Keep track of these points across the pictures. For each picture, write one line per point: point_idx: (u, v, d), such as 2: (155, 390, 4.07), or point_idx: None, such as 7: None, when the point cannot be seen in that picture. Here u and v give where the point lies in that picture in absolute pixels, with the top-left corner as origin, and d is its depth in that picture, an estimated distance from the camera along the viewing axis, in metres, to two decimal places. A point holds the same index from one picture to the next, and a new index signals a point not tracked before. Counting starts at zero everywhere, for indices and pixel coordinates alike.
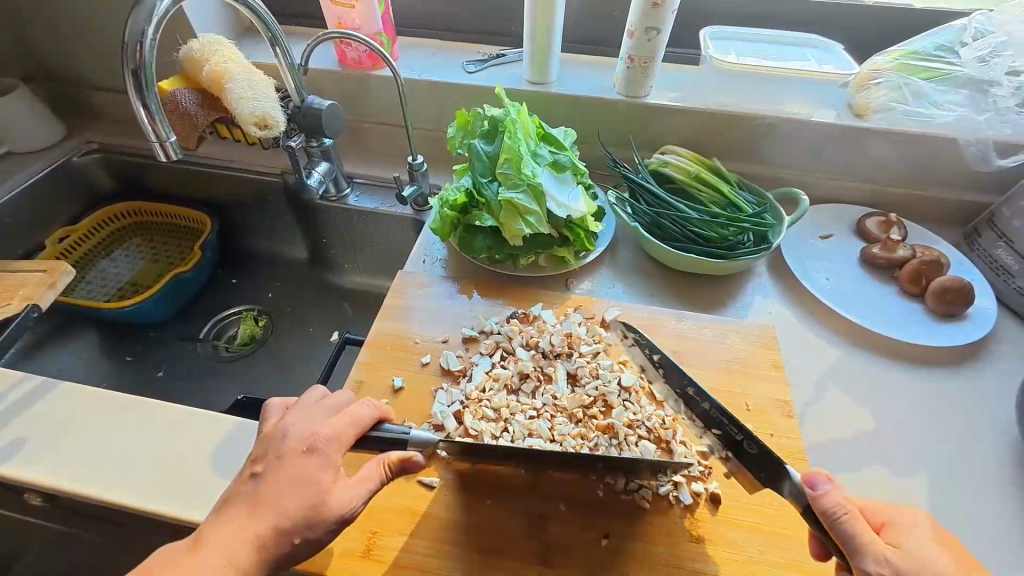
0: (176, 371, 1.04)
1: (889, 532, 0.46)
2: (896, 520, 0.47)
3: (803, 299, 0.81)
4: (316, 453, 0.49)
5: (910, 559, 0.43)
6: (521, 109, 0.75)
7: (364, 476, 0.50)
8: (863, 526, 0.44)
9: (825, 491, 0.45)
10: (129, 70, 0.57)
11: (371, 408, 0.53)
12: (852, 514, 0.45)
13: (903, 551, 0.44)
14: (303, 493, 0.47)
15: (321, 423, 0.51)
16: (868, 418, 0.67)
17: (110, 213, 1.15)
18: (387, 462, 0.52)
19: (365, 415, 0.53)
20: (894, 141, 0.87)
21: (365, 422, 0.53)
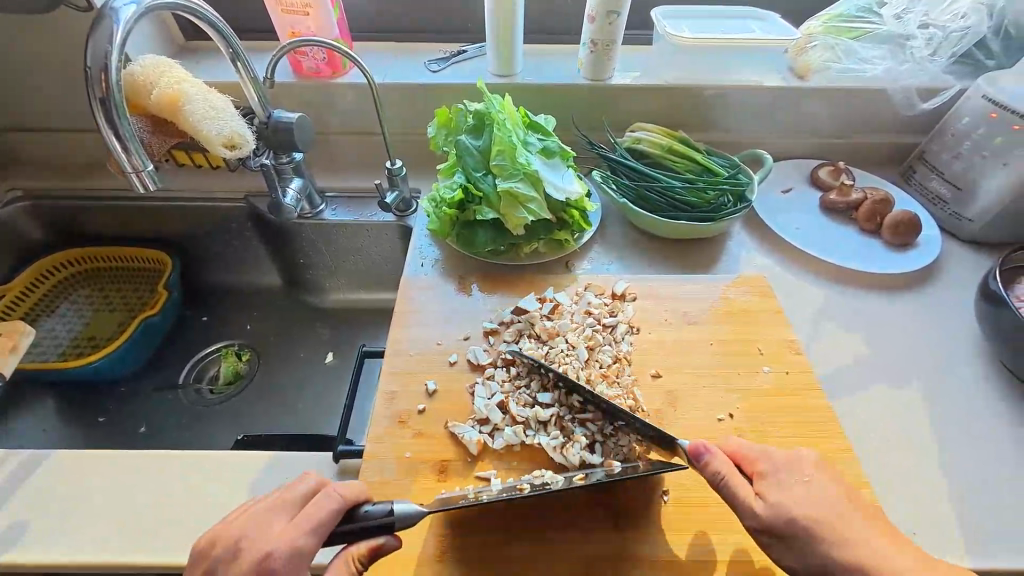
0: (159, 424, 0.96)
1: (762, 483, 0.51)
2: (765, 470, 0.51)
3: (781, 248, 0.88)
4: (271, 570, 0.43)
5: (778, 511, 0.48)
6: (503, 101, 0.76)
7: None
8: (735, 483, 0.50)
9: (706, 459, 0.51)
10: (96, 99, 0.53)
11: (333, 498, 0.47)
12: (726, 474, 0.50)
13: (766, 499, 0.49)
14: None
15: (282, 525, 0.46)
16: (859, 344, 0.74)
17: (45, 266, 1.03)
18: (353, 553, 0.47)
19: (327, 509, 0.46)
20: (835, 96, 0.96)
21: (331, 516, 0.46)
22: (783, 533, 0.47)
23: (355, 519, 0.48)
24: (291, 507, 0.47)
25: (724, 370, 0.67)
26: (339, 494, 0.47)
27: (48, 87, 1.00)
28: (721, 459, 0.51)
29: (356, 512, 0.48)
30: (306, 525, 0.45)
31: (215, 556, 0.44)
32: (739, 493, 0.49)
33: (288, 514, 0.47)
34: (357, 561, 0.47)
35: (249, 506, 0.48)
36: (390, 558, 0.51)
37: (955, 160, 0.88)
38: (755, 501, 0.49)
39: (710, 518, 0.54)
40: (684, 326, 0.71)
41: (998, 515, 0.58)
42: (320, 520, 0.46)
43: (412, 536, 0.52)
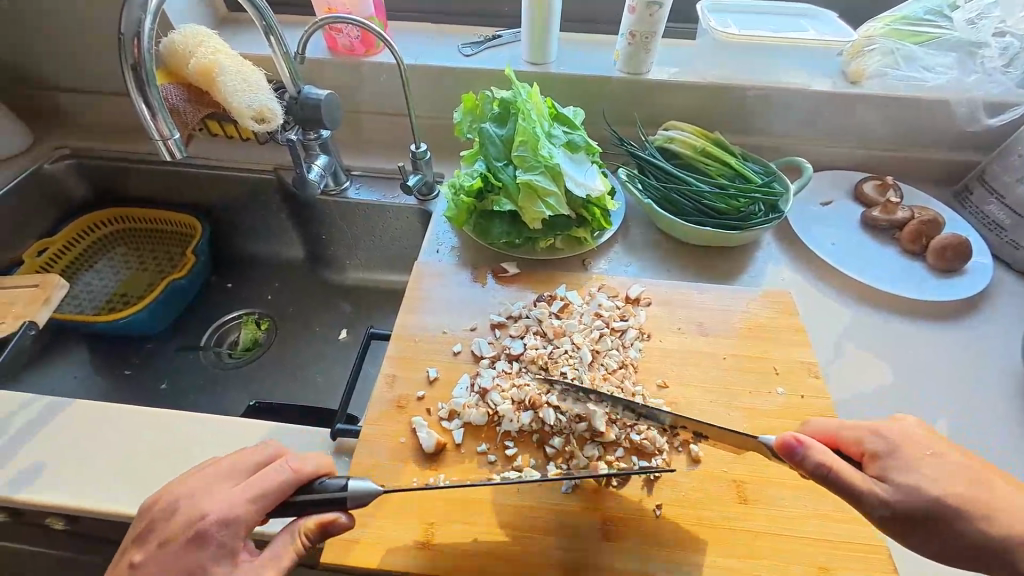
0: (181, 383, 1.00)
1: (876, 463, 0.47)
2: (876, 449, 0.48)
3: (813, 264, 0.83)
4: (205, 538, 0.44)
5: (906, 492, 0.44)
6: (531, 91, 0.74)
7: (273, 552, 0.44)
8: (841, 472, 0.45)
9: (802, 454, 0.45)
10: (128, 65, 0.54)
11: (284, 469, 0.47)
12: (832, 467, 0.45)
13: (891, 481, 0.45)
14: None
15: (218, 495, 0.46)
16: (885, 372, 0.70)
17: (87, 223, 1.09)
18: (304, 526, 0.46)
19: (277, 480, 0.46)
20: (890, 106, 0.90)
21: (274, 489, 0.46)
22: (917, 516, 0.44)
23: (309, 491, 0.47)
24: (240, 475, 0.47)
25: (734, 386, 0.64)
26: (291, 467, 0.47)
27: (98, 50, 1.04)
28: (822, 451, 0.46)
29: (310, 486, 0.47)
30: (246, 496, 0.45)
31: (156, 515, 0.46)
32: (851, 480, 0.45)
33: (232, 482, 0.47)
34: (305, 535, 0.46)
35: (198, 472, 0.48)
36: (373, 540, 0.51)
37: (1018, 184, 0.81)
38: (879, 486, 0.45)
39: (703, 538, 0.52)
40: (696, 338, 0.68)
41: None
42: (264, 491, 0.45)
43: (395, 522, 0.52)
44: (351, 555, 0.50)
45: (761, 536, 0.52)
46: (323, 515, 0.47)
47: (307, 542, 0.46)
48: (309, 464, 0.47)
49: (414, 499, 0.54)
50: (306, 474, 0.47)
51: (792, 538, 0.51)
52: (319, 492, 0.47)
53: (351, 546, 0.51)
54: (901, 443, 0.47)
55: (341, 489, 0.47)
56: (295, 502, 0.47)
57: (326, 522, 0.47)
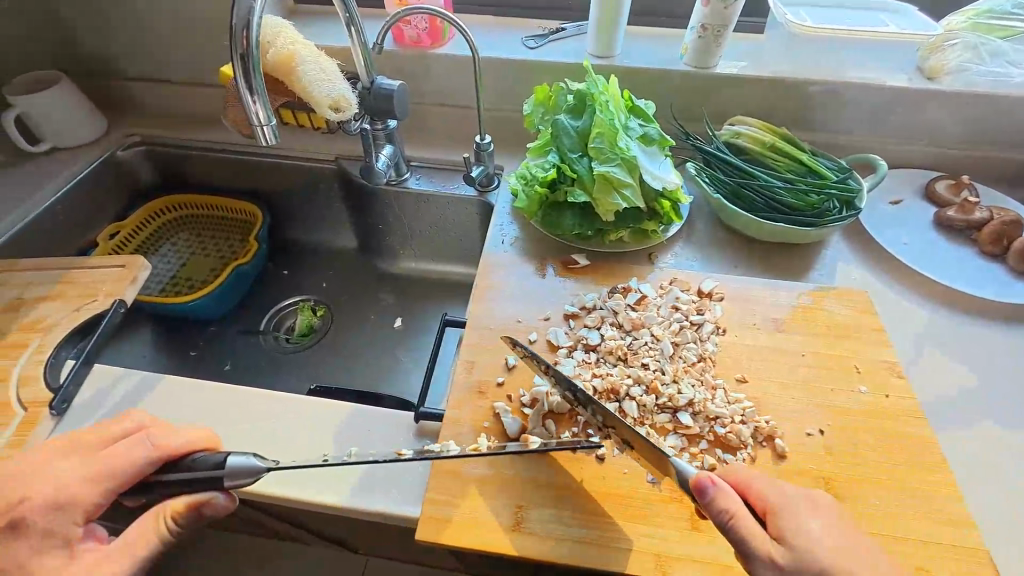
0: (243, 364, 1.03)
1: (774, 521, 0.46)
2: (776, 505, 0.47)
3: (885, 263, 0.82)
4: (39, 514, 0.46)
5: (798, 557, 0.43)
6: (607, 83, 0.74)
7: (132, 535, 0.47)
8: (746, 523, 0.44)
9: (711, 496, 0.45)
10: (236, 54, 0.56)
11: (141, 445, 0.49)
12: (735, 515, 0.44)
13: (786, 542, 0.44)
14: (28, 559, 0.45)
15: (67, 471, 0.48)
16: (967, 375, 0.68)
17: (153, 209, 1.13)
18: (170, 509, 0.48)
19: (134, 457, 0.49)
20: (970, 103, 0.87)
21: (133, 466, 0.48)
22: None
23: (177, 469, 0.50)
24: (99, 447, 0.50)
25: (815, 384, 0.63)
26: (155, 443, 0.49)
27: (170, 41, 1.07)
28: (731, 498, 0.45)
29: (179, 463, 0.50)
30: (90, 472, 0.47)
31: None
32: (753, 535, 0.44)
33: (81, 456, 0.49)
34: (172, 518, 0.48)
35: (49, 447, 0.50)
36: (465, 521, 0.52)
37: None
38: (773, 546, 0.44)
39: None
40: (772, 334, 0.68)
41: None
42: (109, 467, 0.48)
43: (485, 504, 0.53)
44: (445, 533, 0.51)
45: None
46: (195, 495, 0.49)
47: (173, 524, 0.48)
48: (176, 442, 0.50)
49: (502, 482, 0.55)
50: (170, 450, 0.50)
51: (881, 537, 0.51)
52: (190, 470, 0.49)
53: (444, 527, 0.52)
54: (797, 502, 0.47)
55: (213, 468, 0.49)
56: (165, 482, 0.49)
57: (198, 503, 0.49)
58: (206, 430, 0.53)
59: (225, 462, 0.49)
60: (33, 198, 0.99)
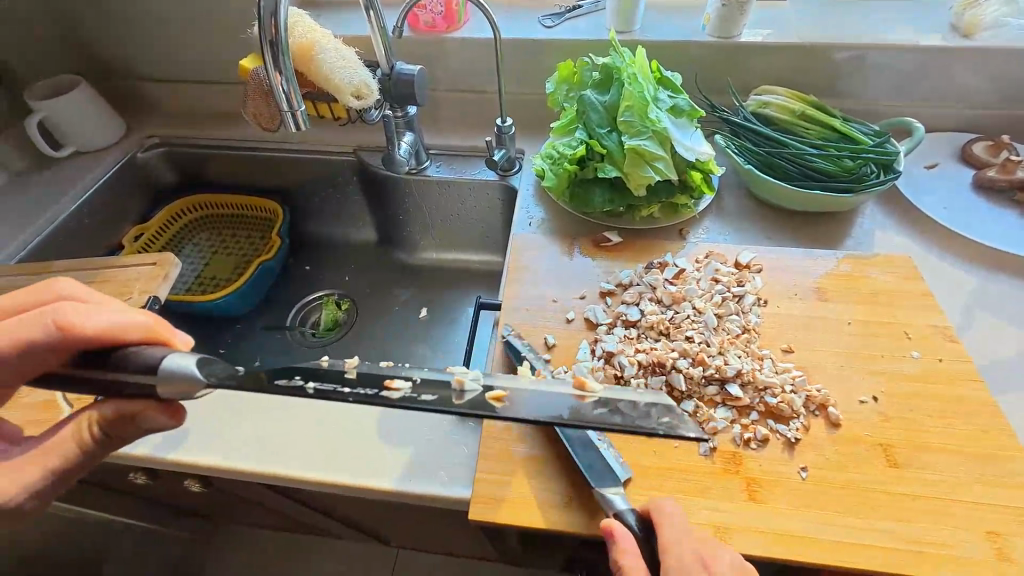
0: (272, 360, 1.03)
1: None
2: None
3: (926, 229, 0.79)
4: None
5: None
6: (634, 55, 0.73)
7: (72, 433, 0.47)
8: None
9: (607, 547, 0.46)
10: (266, 40, 0.55)
11: (52, 331, 0.44)
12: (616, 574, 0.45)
13: None
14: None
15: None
16: (1020, 337, 0.66)
17: (174, 210, 1.13)
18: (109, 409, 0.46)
19: (46, 344, 0.44)
20: (1009, 60, 0.84)
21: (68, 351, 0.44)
22: None
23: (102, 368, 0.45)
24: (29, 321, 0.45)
25: (865, 351, 0.61)
26: (81, 327, 0.44)
27: (184, 39, 1.07)
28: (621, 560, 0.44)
29: (103, 358, 0.44)
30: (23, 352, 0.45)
31: None
32: None
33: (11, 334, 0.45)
34: (106, 421, 0.46)
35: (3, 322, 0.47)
36: (517, 499, 0.51)
37: None
38: None
39: (856, 501, 0.50)
40: (815, 302, 0.66)
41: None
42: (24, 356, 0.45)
43: (536, 481, 0.52)
44: (499, 513, 0.51)
45: (917, 499, 0.50)
46: (125, 402, 0.46)
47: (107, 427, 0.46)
48: (110, 330, 0.44)
49: (553, 460, 0.54)
50: (95, 335, 0.44)
51: (949, 504, 0.49)
52: (130, 367, 0.43)
53: (498, 506, 0.51)
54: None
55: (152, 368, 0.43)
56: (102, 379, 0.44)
57: (135, 413, 0.46)
58: (149, 315, 0.47)
59: (160, 366, 0.42)
60: (58, 202, 1.00)
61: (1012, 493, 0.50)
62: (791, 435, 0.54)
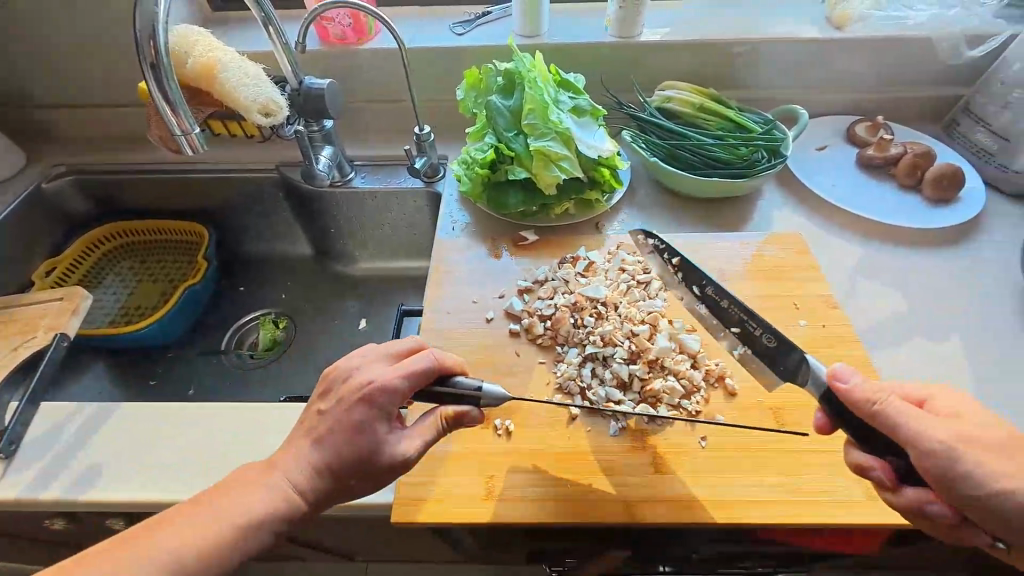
0: (208, 386, 1.01)
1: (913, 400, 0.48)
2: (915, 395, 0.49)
3: (817, 206, 0.87)
4: (370, 400, 0.48)
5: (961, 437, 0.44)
6: (533, 60, 0.76)
7: (417, 427, 0.50)
8: (901, 409, 0.45)
9: (850, 383, 0.47)
10: (146, 64, 0.54)
11: (427, 358, 0.51)
12: (887, 397, 0.45)
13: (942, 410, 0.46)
14: (357, 441, 0.47)
15: (386, 369, 0.50)
16: (896, 298, 0.74)
17: (89, 240, 1.08)
18: (443, 413, 0.51)
19: (422, 367, 0.50)
20: (878, 47, 0.92)
21: (428, 375, 0.50)
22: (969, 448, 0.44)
23: (446, 384, 0.52)
24: (390, 358, 0.52)
25: None
26: (433, 357, 0.51)
27: (83, 61, 1.02)
28: (874, 387, 0.46)
29: (447, 379, 0.52)
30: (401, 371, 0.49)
31: (333, 380, 0.50)
32: (906, 416, 0.44)
33: (387, 362, 0.52)
34: (444, 420, 0.51)
35: (361, 351, 0.53)
36: (439, 497, 0.53)
37: (1003, 110, 0.84)
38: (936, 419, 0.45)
39: (750, 460, 0.55)
40: (717, 282, 0.71)
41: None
42: (415, 373, 0.49)
43: (457, 479, 0.54)
44: (423, 512, 0.52)
45: (801, 454, 0.55)
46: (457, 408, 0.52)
47: (444, 426, 0.51)
48: (450, 359, 0.52)
49: (473, 457, 0.56)
50: (448, 365, 0.52)
51: (832, 454, 0.55)
52: (459, 387, 0.52)
53: (421, 505, 0.53)
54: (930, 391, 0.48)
55: (476, 387, 0.52)
56: (433, 395, 0.52)
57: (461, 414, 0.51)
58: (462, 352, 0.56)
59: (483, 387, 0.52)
60: None
61: None
62: (690, 409, 0.58)
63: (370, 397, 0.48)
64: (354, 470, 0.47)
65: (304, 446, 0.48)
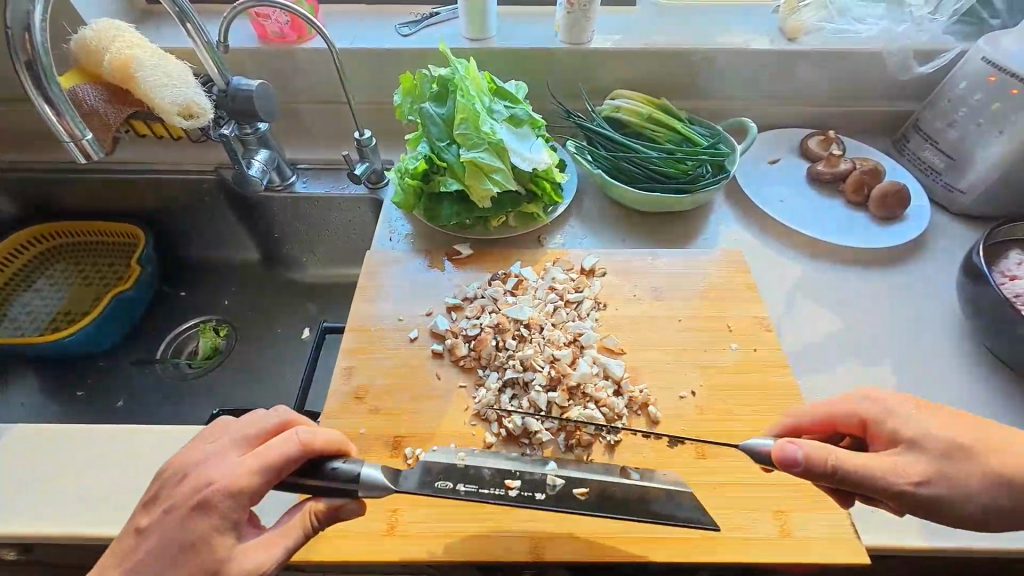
0: (139, 399, 0.94)
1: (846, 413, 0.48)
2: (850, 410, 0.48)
3: (764, 222, 0.85)
4: (208, 507, 0.42)
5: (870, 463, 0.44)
6: (468, 67, 0.73)
7: (280, 529, 0.44)
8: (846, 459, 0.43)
9: (798, 455, 0.43)
10: (21, 62, 0.53)
11: (291, 443, 0.44)
12: (832, 455, 0.43)
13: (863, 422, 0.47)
14: (196, 558, 0.41)
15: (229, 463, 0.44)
16: (835, 320, 0.72)
17: (15, 242, 1.03)
18: (315, 506, 0.45)
19: (282, 455, 0.44)
20: (830, 60, 0.91)
21: (288, 465, 0.44)
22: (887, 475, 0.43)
23: (321, 471, 0.46)
24: (249, 444, 0.46)
25: (690, 346, 0.65)
26: (299, 441, 0.44)
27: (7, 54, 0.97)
28: (816, 447, 0.43)
29: (321, 466, 0.46)
30: (251, 465, 0.43)
31: (163, 482, 0.45)
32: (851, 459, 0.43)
33: (240, 452, 0.45)
34: (315, 515, 0.45)
35: (212, 439, 0.47)
36: (339, 534, 0.50)
37: (950, 128, 0.83)
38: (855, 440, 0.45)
39: None
40: (652, 302, 0.69)
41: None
42: (272, 464, 0.43)
43: (360, 513, 0.52)
44: (317, 550, 0.49)
45: (716, 487, 0.54)
46: (332, 499, 0.46)
47: (314, 524, 0.45)
48: (322, 441, 0.45)
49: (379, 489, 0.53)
50: (316, 450, 0.45)
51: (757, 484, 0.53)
52: (334, 475, 0.46)
53: (316, 542, 0.50)
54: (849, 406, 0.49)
55: (353, 474, 0.46)
56: (303, 483, 0.46)
57: (336, 506, 0.45)
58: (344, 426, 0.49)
59: (361, 474, 0.46)
60: None
61: None
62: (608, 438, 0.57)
63: (207, 503, 0.42)
64: None
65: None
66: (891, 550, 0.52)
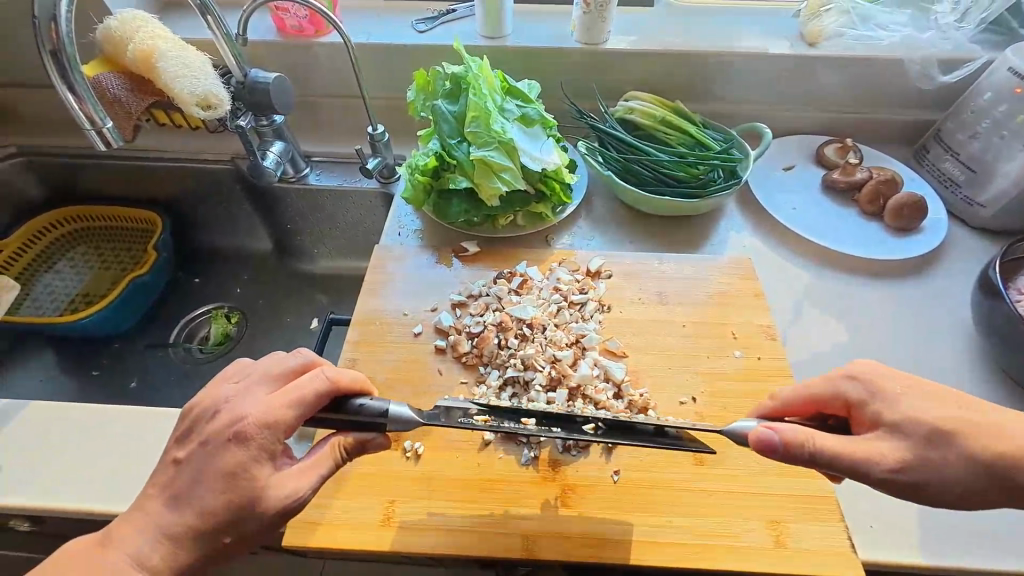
0: (151, 381, 0.97)
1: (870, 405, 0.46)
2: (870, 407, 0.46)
3: (775, 229, 0.84)
4: (243, 440, 0.44)
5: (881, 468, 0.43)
6: (482, 65, 0.74)
7: (313, 459, 0.46)
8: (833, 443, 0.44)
9: (776, 440, 0.44)
10: (46, 50, 0.54)
11: (319, 378, 0.46)
12: (810, 436, 0.44)
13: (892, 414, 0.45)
14: (232, 489, 0.43)
15: (258, 401, 0.46)
16: (843, 331, 0.71)
17: (39, 224, 1.06)
18: (342, 441, 0.48)
19: (313, 389, 0.46)
20: (850, 67, 0.89)
21: (316, 399, 0.46)
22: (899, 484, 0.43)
23: (347, 406, 0.48)
24: (275, 382, 0.48)
25: (692, 351, 0.65)
26: (328, 377, 0.46)
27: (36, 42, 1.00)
28: (792, 429, 0.44)
29: (347, 402, 0.48)
30: (283, 401, 0.45)
31: (196, 416, 0.46)
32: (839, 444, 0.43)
33: (268, 388, 0.47)
34: (344, 449, 0.48)
35: (237, 379, 0.48)
36: (336, 522, 0.51)
37: (972, 139, 0.81)
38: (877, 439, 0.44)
39: (661, 498, 0.53)
40: (657, 306, 0.69)
41: (979, 518, 0.54)
42: (303, 398, 0.45)
43: (358, 503, 0.52)
44: (315, 537, 0.50)
45: (713, 494, 0.53)
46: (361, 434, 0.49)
47: (343, 456, 0.48)
48: (348, 379, 0.47)
49: (378, 480, 0.54)
50: (343, 388, 0.47)
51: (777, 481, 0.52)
52: (363, 411, 0.48)
53: (314, 529, 0.51)
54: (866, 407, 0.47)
55: (380, 410, 0.48)
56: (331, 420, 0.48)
57: (362, 440, 0.48)
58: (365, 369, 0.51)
59: (388, 411, 0.48)
60: None
61: (798, 482, 0.54)
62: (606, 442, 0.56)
63: (243, 437, 0.44)
64: (231, 527, 0.43)
65: (166, 511, 0.43)
66: (890, 565, 0.52)
